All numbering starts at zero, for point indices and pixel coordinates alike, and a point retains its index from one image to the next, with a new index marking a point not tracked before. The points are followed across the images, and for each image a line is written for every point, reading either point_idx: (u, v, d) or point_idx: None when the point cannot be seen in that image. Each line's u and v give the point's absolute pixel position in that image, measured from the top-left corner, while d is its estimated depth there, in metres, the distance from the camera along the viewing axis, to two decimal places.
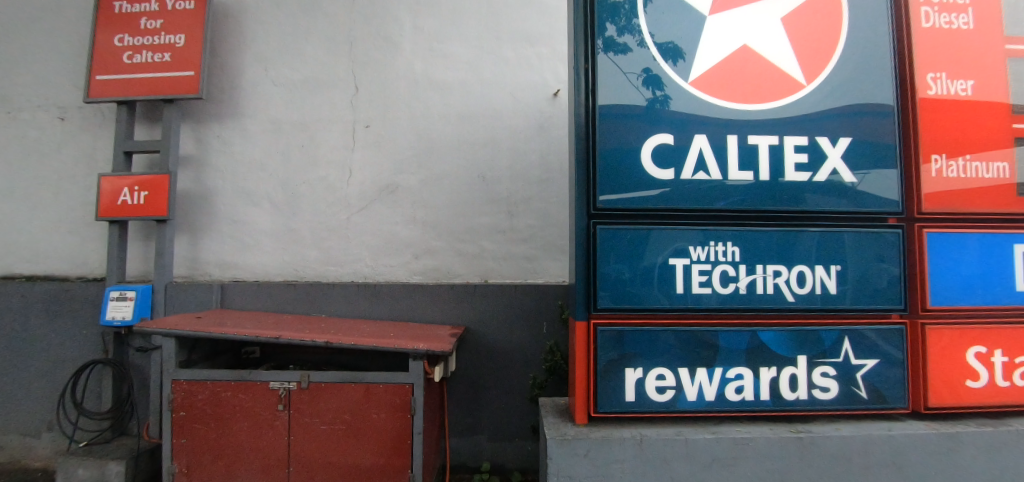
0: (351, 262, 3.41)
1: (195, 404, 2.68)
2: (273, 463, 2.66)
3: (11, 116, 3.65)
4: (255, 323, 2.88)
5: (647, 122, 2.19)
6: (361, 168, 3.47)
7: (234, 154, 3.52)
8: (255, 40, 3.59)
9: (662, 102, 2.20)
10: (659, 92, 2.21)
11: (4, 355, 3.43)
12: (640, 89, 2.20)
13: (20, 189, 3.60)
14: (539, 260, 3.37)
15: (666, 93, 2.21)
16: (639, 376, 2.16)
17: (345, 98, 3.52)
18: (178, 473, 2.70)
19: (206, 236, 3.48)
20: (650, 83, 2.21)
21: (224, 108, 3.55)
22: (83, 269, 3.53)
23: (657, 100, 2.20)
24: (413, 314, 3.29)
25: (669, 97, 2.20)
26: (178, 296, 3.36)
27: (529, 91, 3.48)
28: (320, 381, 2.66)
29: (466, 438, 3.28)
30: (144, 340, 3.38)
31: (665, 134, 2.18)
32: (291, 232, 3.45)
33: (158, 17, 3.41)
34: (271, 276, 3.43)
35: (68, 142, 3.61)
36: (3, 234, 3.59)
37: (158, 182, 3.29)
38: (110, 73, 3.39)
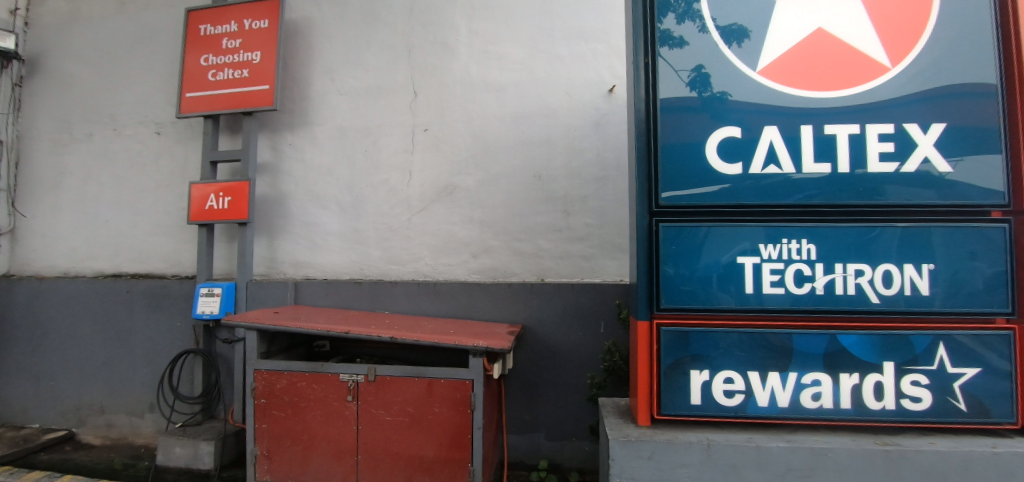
0: (412, 261, 3.54)
1: (275, 392, 2.90)
2: (343, 451, 2.82)
3: (118, 132, 4.12)
4: (326, 319, 3.07)
5: (711, 114, 2.10)
6: (420, 171, 3.59)
7: (305, 160, 3.76)
8: (322, 53, 3.82)
9: (721, 97, 2.11)
10: (715, 87, 2.11)
11: (114, 343, 3.88)
12: (701, 81, 2.12)
13: (126, 197, 4.05)
14: (596, 259, 3.33)
15: (721, 88, 2.11)
16: (705, 379, 2.08)
17: (405, 103, 3.66)
18: (260, 456, 2.93)
19: (281, 237, 3.74)
20: (703, 79, 2.12)
21: (295, 118, 3.81)
22: (178, 267, 3.91)
23: (718, 94, 2.11)
24: (471, 312, 3.36)
25: (727, 91, 2.10)
26: (257, 293, 3.63)
27: (584, 89, 3.44)
28: (385, 375, 2.78)
29: (524, 435, 3.31)
30: (229, 332, 3.70)
31: (731, 128, 2.09)
32: (357, 233, 3.64)
33: (238, 36, 3.71)
34: (339, 275, 3.63)
35: (164, 154, 4.02)
36: (113, 237, 4.05)
37: (239, 188, 3.58)
38: (198, 90, 3.73)
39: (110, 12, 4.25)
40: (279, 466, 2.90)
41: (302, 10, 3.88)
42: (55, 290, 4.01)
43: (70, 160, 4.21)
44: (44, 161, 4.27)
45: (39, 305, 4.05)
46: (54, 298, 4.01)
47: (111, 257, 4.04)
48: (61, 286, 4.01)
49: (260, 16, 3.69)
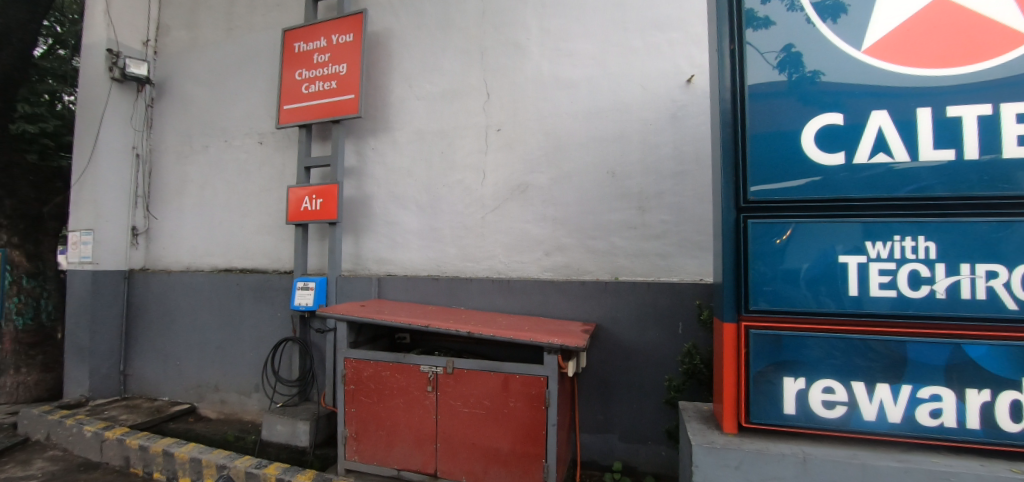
0: (486, 258, 3.64)
1: (362, 379, 3.12)
2: (423, 438, 2.97)
3: (229, 143, 4.64)
4: (407, 312, 3.25)
5: (806, 100, 1.93)
6: (494, 170, 3.67)
7: (386, 163, 4.00)
8: (402, 61, 4.03)
9: (812, 77, 1.94)
10: (808, 68, 1.95)
11: (227, 330, 4.39)
12: (792, 65, 1.97)
13: (236, 200, 4.56)
14: (674, 257, 3.21)
15: (813, 67, 1.94)
16: (801, 387, 1.93)
17: (478, 105, 3.77)
18: (349, 438, 3.16)
19: (366, 236, 4.01)
20: (792, 61, 1.97)
21: (378, 124, 4.07)
22: (278, 263, 4.34)
23: (812, 76, 1.94)
24: (544, 309, 3.39)
25: (821, 71, 1.93)
26: (345, 287, 3.93)
27: (660, 80, 3.32)
28: (463, 368, 2.89)
29: (597, 435, 3.28)
30: (321, 322, 4.03)
31: (829, 112, 1.91)
32: (434, 231, 3.81)
33: (327, 51, 4.01)
34: (417, 271, 3.82)
35: (266, 161, 4.47)
36: (225, 236, 4.58)
37: (329, 190, 3.87)
38: (294, 102, 4.10)
39: (221, 37, 4.80)
40: (367, 448, 3.12)
41: (383, 21, 4.13)
42: (181, 282, 4.62)
43: (191, 169, 4.81)
44: (170, 171, 4.92)
45: (168, 295, 4.68)
46: (180, 289, 4.62)
47: (224, 254, 4.57)
48: (185, 279, 4.60)
49: (346, 31, 3.96)
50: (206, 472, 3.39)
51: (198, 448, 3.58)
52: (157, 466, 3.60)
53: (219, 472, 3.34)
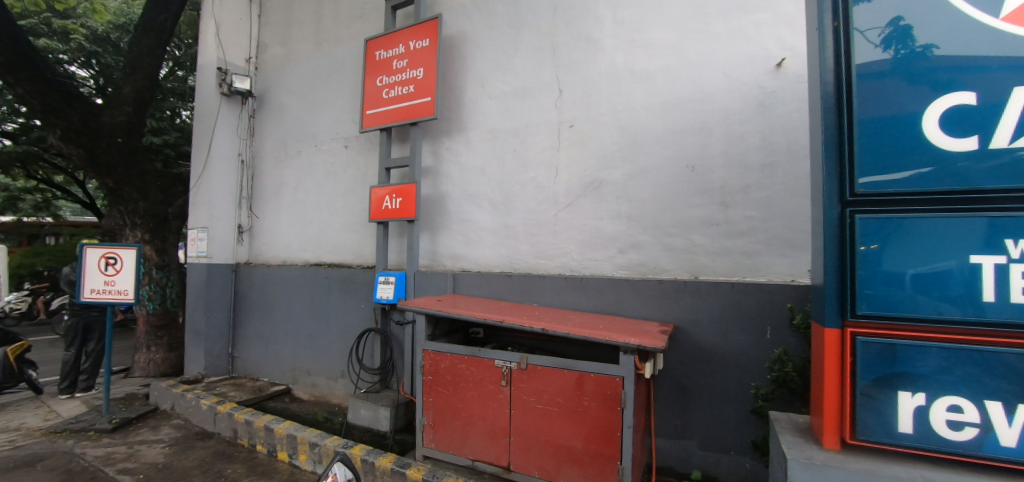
0: (559, 256, 3.64)
1: (440, 370, 3.26)
2: (497, 431, 3.04)
3: (318, 147, 5.04)
4: (481, 308, 3.34)
5: (920, 80, 1.66)
6: (566, 167, 3.66)
7: (461, 163, 4.14)
8: (475, 63, 4.14)
9: (924, 52, 1.66)
10: (920, 42, 1.67)
11: (317, 319, 4.79)
12: (903, 39, 1.70)
13: (324, 201, 4.94)
14: (761, 256, 2.99)
15: (926, 41, 1.66)
16: (919, 404, 1.66)
17: (550, 101, 3.77)
18: (427, 426, 3.31)
19: (442, 233, 4.18)
20: (902, 35, 1.70)
21: (453, 125, 4.22)
22: (361, 259, 4.64)
23: (927, 50, 1.66)
24: (618, 308, 3.32)
25: (936, 45, 1.65)
26: (422, 282, 4.12)
27: (746, 66, 3.11)
28: (537, 364, 2.92)
29: (674, 440, 3.16)
30: (400, 315, 4.28)
31: (949, 92, 1.62)
32: (507, 228, 3.87)
33: (405, 57, 4.21)
34: (490, 267, 3.91)
35: (350, 163, 4.79)
36: (316, 233, 4.98)
37: (408, 189, 4.08)
38: (375, 107, 4.36)
39: (311, 50, 5.22)
40: (443, 436, 3.25)
41: (457, 25, 4.26)
42: (278, 275, 5.10)
43: (286, 173, 5.29)
44: (270, 174, 5.45)
45: (268, 287, 5.19)
46: (278, 281, 5.11)
47: (314, 249, 4.98)
48: (281, 272, 5.08)
49: (422, 36, 4.14)
50: (300, 448, 3.72)
51: (294, 426, 3.94)
52: (260, 440, 4.01)
53: (312, 449, 3.65)
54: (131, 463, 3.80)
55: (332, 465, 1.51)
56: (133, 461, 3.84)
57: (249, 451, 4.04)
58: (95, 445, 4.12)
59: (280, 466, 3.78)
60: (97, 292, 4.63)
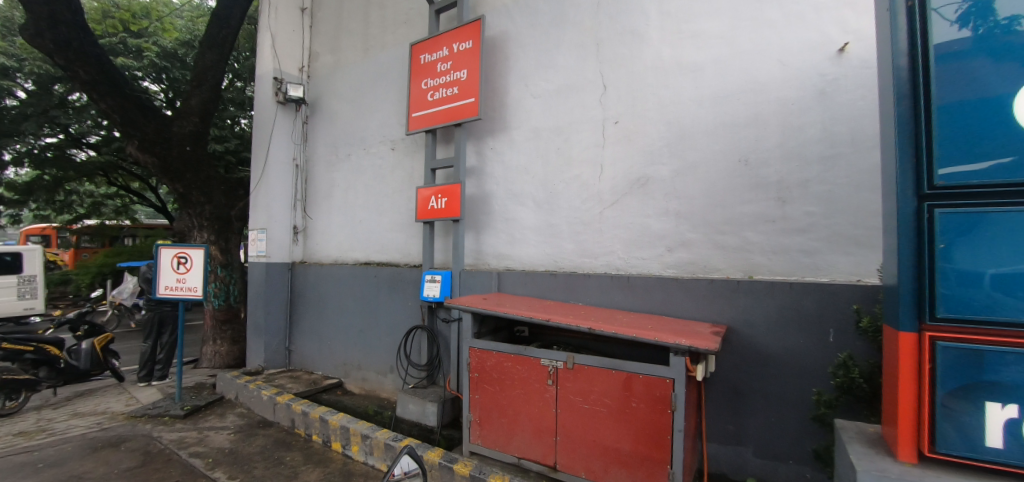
0: (604, 254, 3.60)
1: (486, 368, 3.31)
2: (544, 430, 3.05)
3: (366, 150, 5.24)
4: (526, 306, 3.36)
5: (1008, 57, 1.50)
6: (612, 164, 3.61)
7: (505, 162, 4.19)
8: (518, 62, 4.17)
9: (1010, 26, 1.51)
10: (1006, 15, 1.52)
11: (367, 316, 4.97)
12: (986, 13, 1.55)
13: (373, 202, 5.13)
14: (823, 254, 2.82)
15: (1011, 13, 1.51)
16: (1011, 416, 1.48)
17: (595, 98, 3.73)
18: (473, 422, 3.37)
19: (487, 232, 4.25)
20: (982, 8, 1.55)
21: (497, 125, 4.27)
22: (408, 257, 4.78)
23: (1015, 24, 1.50)
24: (667, 309, 3.24)
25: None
26: (467, 281, 4.20)
27: (804, 52, 2.94)
28: (583, 364, 2.90)
29: (728, 445, 3.04)
30: (446, 312, 4.37)
31: None
32: (551, 227, 3.88)
33: (449, 59, 4.29)
34: (535, 266, 3.93)
35: (397, 165, 4.94)
36: (365, 233, 5.17)
37: (453, 189, 4.16)
38: (420, 110, 4.47)
39: (359, 57, 5.42)
40: (489, 433, 3.29)
41: (500, 26, 4.31)
42: (330, 273, 5.35)
43: (337, 176, 5.53)
44: (322, 177, 5.71)
45: (321, 285, 5.45)
46: (330, 280, 5.35)
47: (364, 249, 5.18)
48: (334, 270, 5.32)
49: (465, 38, 4.20)
50: (353, 439, 3.88)
51: (347, 418, 4.11)
52: (315, 430, 4.22)
53: (364, 440, 3.80)
54: (201, 447, 4.10)
55: (399, 459, 1.47)
56: (202, 445, 4.15)
57: (305, 441, 4.26)
58: (170, 430, 4.48)
59: (334, 455, 3.96)
60: (171, 289, 5.02)
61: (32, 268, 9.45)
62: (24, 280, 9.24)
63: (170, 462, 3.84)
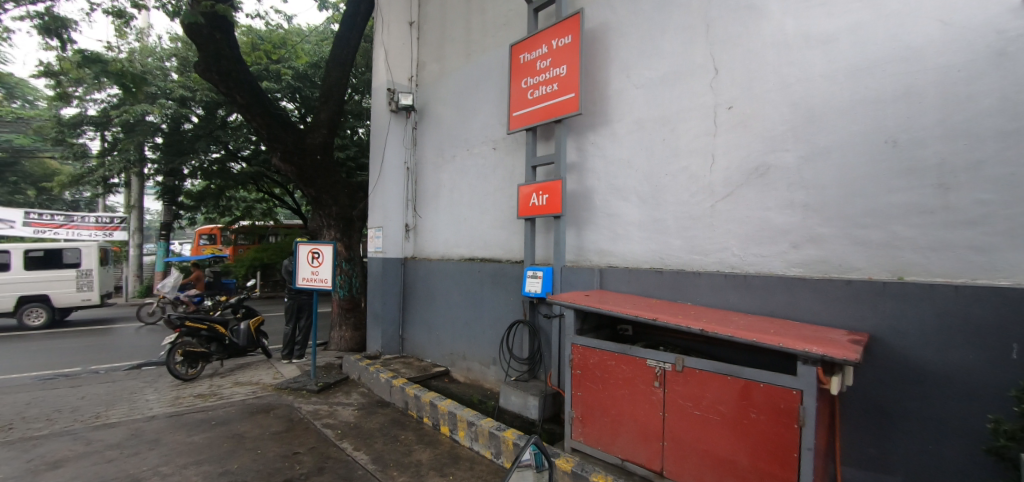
0: (717, 251, 3.36)
1: (589, 365, 3.28)
2: (650, 434, 2.94)
3: (469, 151, 5.51)
4: (631, 304, 3.27)
5: None
6: (725, 153, 3.35)
7: (607, 156, 4.15)
8: (621, 54, 4.09)
9: None
10: None
11: (471, 309, 5.24)
12: None
13: (476, 200, 5.38)
14: (1004, 252, 2.30)
15: None
16: None
17: (705, 83, 3.50)
18: (575, 419, 3.37)
19: (589, 228, 4.25)
20: None
21: (600, 120, 4.24)
22: (509, 253, 4.94)
23: None
24: (793, 312, 2.91)
25: None
26: (569, 277, 4.23)
27: (974, 6, 2.42)
28: (694, 367, 2.75)
29: (869, 472, 2.64)
30: (548, 308, 4.43)
31: None
32: (658, 222, 3.75)
33: (548, 56, 4.32)
34: (640, 263, 3.84)
35: (498, 164, 5.12)
36: (469, 230, 5.44)
37: (554, 186, 4.20)
38: (520, 108, 4.57)
39: (462, 62, 5.70)
40: (592, 432, 3.26)
41: (602, 18, 4.25)
42: (438, 267, 5.74)
43: (443, 176, 5.89)
44: (429, 178, 6.13)
45: (430, 278, 5.87)
46: (438, 274, 5.74)
47: (468, 245, 5.46)
48: (441, 265, 5.70)
49: (564, 34, 4.18)
50: (460, 424, 4.11)
51: (454, 405, 4.38)
52: (426, 413, 4.54)
53: (469, 427, 4.00)
54: (332, 419, 4.67)
55: (512, 476, 1.50)
56: (333, 418, 4.71)
57: (417, 422, 4.61)
58: (308, 402, 5.17)
59: (443, 438, 4.23)
60: (308, 280, 5.77)
61: (88, 262, 11.18)
62: (81, 274, 11.04)
63: (308, 429, 4.44)
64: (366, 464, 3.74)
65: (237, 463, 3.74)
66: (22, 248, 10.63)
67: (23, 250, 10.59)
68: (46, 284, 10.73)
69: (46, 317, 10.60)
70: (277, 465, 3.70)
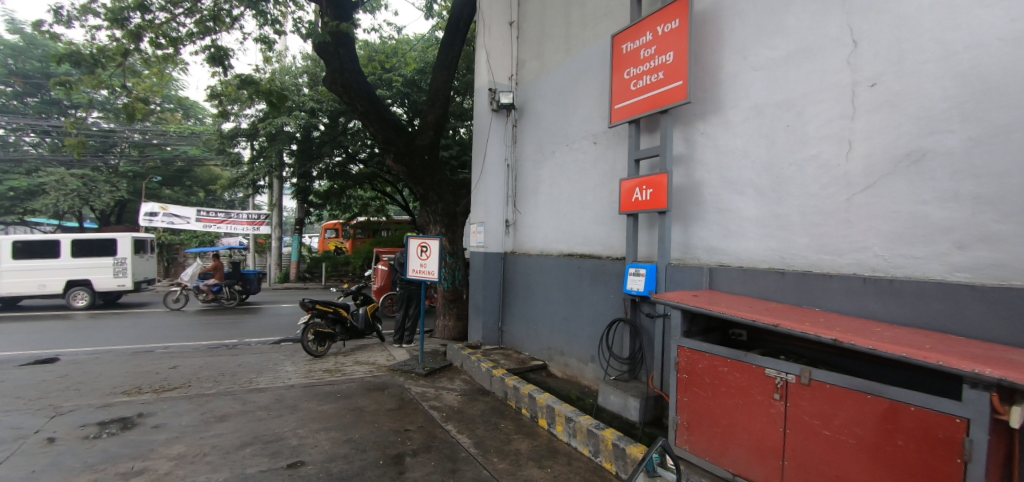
0: (854, 251, 2.93)
1: (697, 370, 3.10)
2: (767, 450, 2.68)
3: (568, 146, 5.49)
4: (748, 307, 3.00)
5: None
6: (865, 138, 2.91)
7: (719, 146, 3.86)
8: (737, 34, 3.76)
9: None
10: None
11: (569, 305, 5.24)
12: None
13: (575, 196, 5.35)
14: None
15: None
16: None
17: (842, 59, 3.06)
18: (681, 426, 3.20)
19: (698, 224, 4.01)
20: None
21: (712, 108, 3.95)
22: (609, 249, 4.84)
23: None
24: (959, 326, 2.41)
25: None
26: (675, 275, 4.03)
27: None
28: (823, 381, 2.44)
29: None
30: (650, 307, 4.25)
31: None
32: (779, 218, 3.40)
33: (653, 44, 4.12)
34: (757, 263, 3.52)
35: (598, 158, 5.02)
36: (568, 226, 5.45)
37: (659, 180, 4.00)
38: (622, 100, 4.43)
39: (561, 57, 5.69)
40: (699, 441, 3.07)
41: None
42: (537, 262, 5.85)
43: (543, 172, 5.95)
44: (528, 174, 6.25)
45: (529, 273, 5.99)
46: (537, 269, 5.85)
47: (567, 241, 5.46)
48: (540, 260, 5.79)
49: (671, 18, 3.94)
50: (558, 419, 4.14)
51: (552, 399, 4.42)
52: (524, 404, 4.66)
53: (567, 422, 4.02)
54: (438, 402, 5.02)
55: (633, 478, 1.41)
56: (438, 401, 5.06)
57: (516, 412, 4.75)
58: (416, 384, 5.62)
59: (541, 431, 4.30)
60: (417, 271, 6.26)
61: (123, 251, 12.39)
62: (118, 262, 12.30)
63: (416, 409, 4.82)
64: (469, 447, 3.96)
65: (359, 433, 4.21)
66: (70, 238, 12.03)
67: (70, 239, 12.02)
68: (86, 271, 12.09)
69: (86, 299, 11.98)
70: (391, 439, 4.08)
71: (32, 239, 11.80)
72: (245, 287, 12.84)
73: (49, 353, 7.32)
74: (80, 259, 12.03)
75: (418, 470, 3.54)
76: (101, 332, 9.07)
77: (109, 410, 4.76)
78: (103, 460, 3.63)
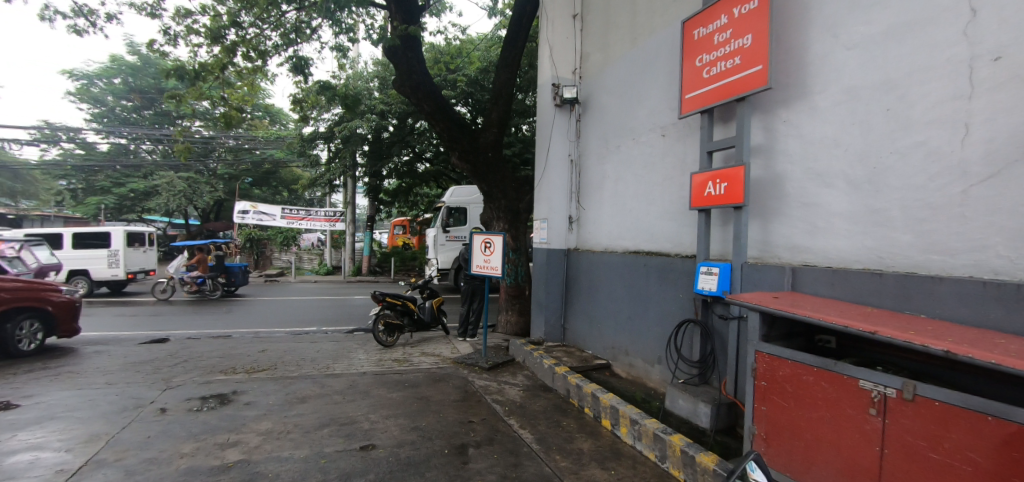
0: (970, 251, 2.54)
1: (778, 378, 2.87)
2: (860, 471, 2.42)
3: (635, 140, 5.31)
4: (839, 311, 2.72)
5: None
6: (988, 120, 2.51)
7: (805, 135, 3.54)
8: (828, 10, 3.41)
9: None
10: None
11: (635, 303, 5.08)
12: None
13: (642, 191, 5.16)
14: None
15: None
16: None
17: (957, 30, 2.66)
18: (758, 436, 2.99)
19: (779, 220, 3.71)
20: None
21: (797, 93, 3.63)
22: (678, 247, 4.62)
23: None
24: None
25: None
26: (752, 275, 3.77)
27: None
28: (930, 398, 2.16)
29: None
30: (724, 309, 4.01)
31: None
32: (876, 213, 3.04)
33: (728, 27, 3.85)
34: (849, 263, 3.19)
35: (667, 152, 4.81)
36: (634, 222, 5.28)
37: (735, 173, 3.73)
38: (694, 89, 4.19)
39: (627, 47, 5.50)
40: (779, 455, 2.85)
41: None
42: (602, 259, 5.73)
43: (608, 167, 5.81)
44: (593, 169, 6.13)
45: (593, 270, 5.89)
46: (600, 266, 5.75)
47: (633, 237, 5.29)
48: (605, 257, 5.68)
49: None
50: (622, 420, 4.04)
51: (616, 399, 4.32)
52: (587, 403, 4.60)
53: (632, 425, 3.91)
54: (500, 396, 5.10)
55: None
56: (501, 395, 5.14)
57: (578, 411, 4.70)
58: (479, 377, 5.75)
59: (605, 431, 4.22)
60: (480, 267, 6.39)
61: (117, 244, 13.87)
62: (111, 254, 13.79)
63: (479, 401, 4.94)
64: (531, 443, 3.98)
65: (425, 421, 4.40)
66: (71, 232, 13.78)
67: (70, 233, 13.76)
68: (86, 261, 13.71)
69: (83, 288, 13.52)
70: (456, 429, 4.21)
71: (41, 232, 13.76)
72: (228, 279, 13.51)
73: (162, 334, 8.41)
74: (78, 250, 13.66)
75: (480, 461, 3.62)
76: (201, 317, 10.26)
77: (209, 386, 5.38)
78: (203, 431, 4.09)
